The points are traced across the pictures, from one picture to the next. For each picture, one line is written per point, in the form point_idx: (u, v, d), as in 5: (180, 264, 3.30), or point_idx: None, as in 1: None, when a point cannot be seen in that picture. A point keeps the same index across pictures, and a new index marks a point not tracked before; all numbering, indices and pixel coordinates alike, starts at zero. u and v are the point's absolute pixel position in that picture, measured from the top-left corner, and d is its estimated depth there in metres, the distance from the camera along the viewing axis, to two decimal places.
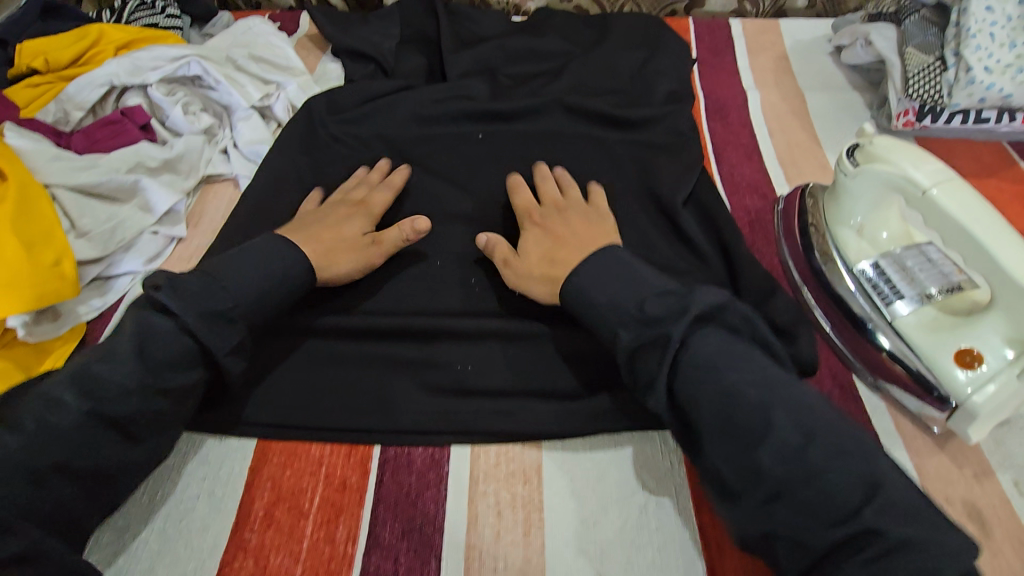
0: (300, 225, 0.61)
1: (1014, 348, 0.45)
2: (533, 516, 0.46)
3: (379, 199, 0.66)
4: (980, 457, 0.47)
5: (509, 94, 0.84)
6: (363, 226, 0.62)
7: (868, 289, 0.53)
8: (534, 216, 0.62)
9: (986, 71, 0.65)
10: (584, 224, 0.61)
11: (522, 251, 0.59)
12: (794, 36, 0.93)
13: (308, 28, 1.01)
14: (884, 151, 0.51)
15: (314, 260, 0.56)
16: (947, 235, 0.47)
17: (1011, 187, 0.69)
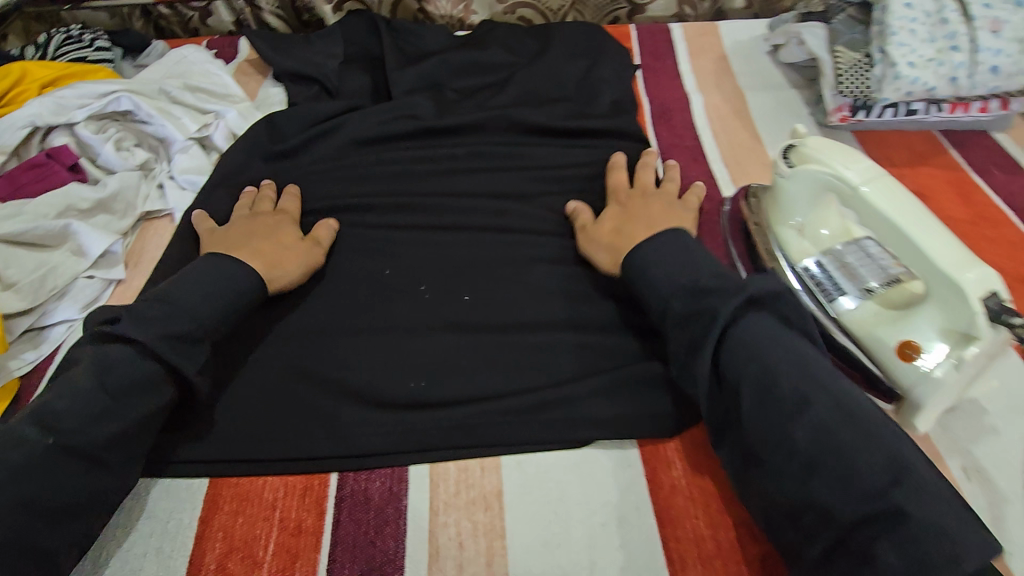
0: (229, 242, 0.59)
1: (949, 339, 0.44)
2: (495, 544, 0.45)
3: (290, 206, 0.68)
4: (930, 446, 0.48)
5: (455, 109, 0.84)
6: (295, 231, 0.62)
7: (812, 286, 0.54)
8: (622, 196, 0.65)
9: (909, 66, 0.67)
10: (663, 208, 0.61)
11: (590, 226, 0.62)
12: (732, 37, 0.95)
13: (248, 52, 0.99)
14: (815, 152, 0.52)
15: (262, 274, 0.56)
16: (880, 231, 0.48)
17: (943, 174, 0.72)
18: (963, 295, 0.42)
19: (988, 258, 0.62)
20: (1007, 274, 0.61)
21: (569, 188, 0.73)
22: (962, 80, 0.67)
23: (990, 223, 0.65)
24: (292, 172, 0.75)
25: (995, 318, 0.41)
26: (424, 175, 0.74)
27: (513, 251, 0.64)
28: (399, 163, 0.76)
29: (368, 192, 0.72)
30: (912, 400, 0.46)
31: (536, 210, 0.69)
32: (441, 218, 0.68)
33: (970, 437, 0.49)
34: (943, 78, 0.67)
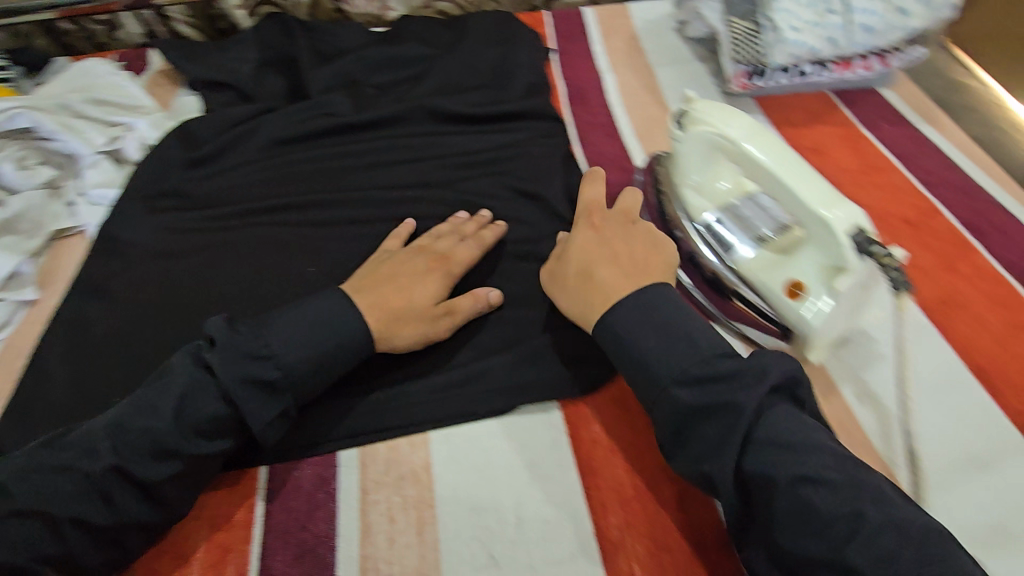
0: (367, 284, 0.52)
1: (826, 274, 0.49)
2: (425, 514, 0.46)
3: (464, 253, 0.57)
4: (826, 376, 0.52)
5: (374, 104, 0.84)
6: (440, 290, 0.54)
7: (711, 241, 0.57)
8: (596, 220, 0.56)
9: (793, 30, 0.72)
10: (643, 245, 0.54)
11: (562, 261, 0.53)
12: (642, 16, 0.99)
13: (160, 63, 0.96)
14: (702, 114, 0.55)
15: (375, 331, 0.50)
16: (761, 181, 0.51)
17: (835, 130, 0.76)
18: (833, 232, 0.46)
19: (875, 203, 0.67)
20: (893, 215, 0.65)
21: (489, 172, 0.74)
22: (840, 40, 0.72)
23: (876, 171, 0.71)
24: (209, 179, 0.75)
25: (862, 249, 0.46)
26: (346, 170, 0.76)
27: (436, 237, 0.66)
28: (320, 163, 0.76)
29: (288, 194, 0.73)
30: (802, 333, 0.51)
31: (457, 199, 0.71)
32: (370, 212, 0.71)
33: (860, 364, 0.52)
34: (823, 39, 0.72)
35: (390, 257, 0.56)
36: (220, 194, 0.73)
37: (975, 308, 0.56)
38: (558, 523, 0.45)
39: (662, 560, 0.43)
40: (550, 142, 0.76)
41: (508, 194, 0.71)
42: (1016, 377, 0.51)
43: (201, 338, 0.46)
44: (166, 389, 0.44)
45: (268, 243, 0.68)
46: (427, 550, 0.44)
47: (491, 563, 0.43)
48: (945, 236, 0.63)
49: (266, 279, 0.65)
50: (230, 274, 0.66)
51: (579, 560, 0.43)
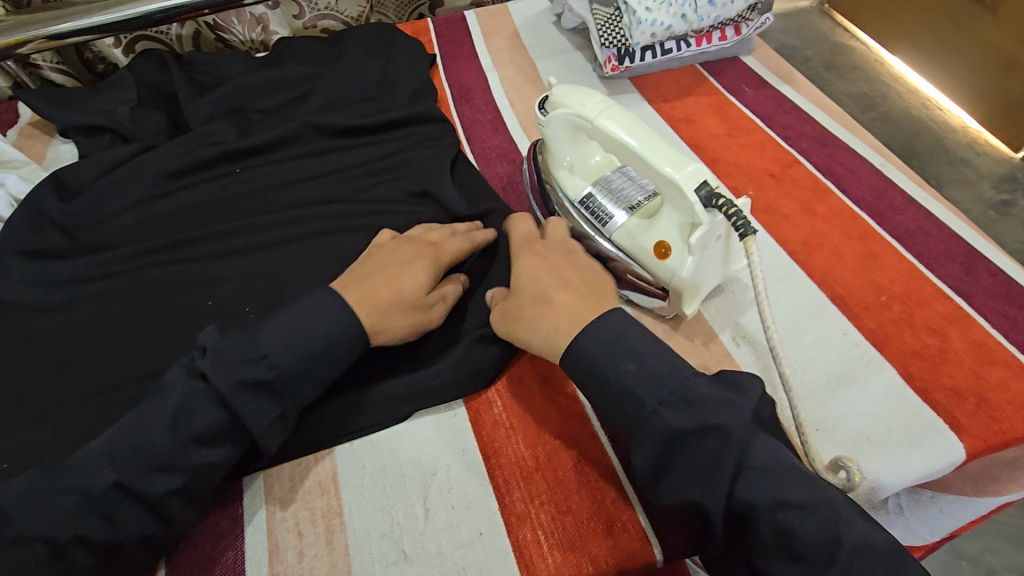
0: (356, 279, 0.51)
1: (686, 232, 0.52)
2: (333, 523, 0.46)
3: (453, 246, 0.56)
4: (706, 326, 0.57)
5: (258, 128, 0.83)
6: (431, 280, 0.53)
7: (588, 217, 0.59)
8: (537, 246, 0.53)
9: (647, 11, 0.76)
10: (586, 271, 0.51)
11: (516, 291, 0.50)
12: (522, 13, 1.01)
13: (30, 114, 0.92)
14: (561, 96, 0.58)
15: (366, 324, 0.48)
16: (620, 153, 0.54)
17: (705, 100, 0.81)
18: (682, 191, 0.49)
19: (744, 160, 0.71)
20: (759, 169, 0.70)
21: (381, 181, 0.75)
22: (691, 15, 0.77)
23: (743, 133, 0.75)
24: (90, 228, 0.72)
25: (708, 204, 0.49)
26: (231, 198, 0.74)
27: (332, 255, 0.67)
28: (206, 196, 0.75)
29: (173, 231, 0.71)
30: (676, 292, 0.54)
31: (351, 210, 0.71)
32: (262, 237, 0.69)
33: (737, 311, 0.58)
34: (675, 16, 0.77)
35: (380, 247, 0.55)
36: (104, 240, 0.71)
37: (833, 244, 0.62)
38: (465, 508, 0.46)
39: (565, 523, 0.45)
40: (438, 142, 0.77)
41: (401, 200, 0.71)
42: (866, 300, 0.57)
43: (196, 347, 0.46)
44: (164, 403, 0.43)
45: (152, 282, 0.65)
46: (337, 558, 0.44)
47: (402, 558, 0.44)
48: (805, 182, 0.68)
49: (152, 317, 0.62)
50: (113, 318, 0.63)
51: (487, 538, 0.44)
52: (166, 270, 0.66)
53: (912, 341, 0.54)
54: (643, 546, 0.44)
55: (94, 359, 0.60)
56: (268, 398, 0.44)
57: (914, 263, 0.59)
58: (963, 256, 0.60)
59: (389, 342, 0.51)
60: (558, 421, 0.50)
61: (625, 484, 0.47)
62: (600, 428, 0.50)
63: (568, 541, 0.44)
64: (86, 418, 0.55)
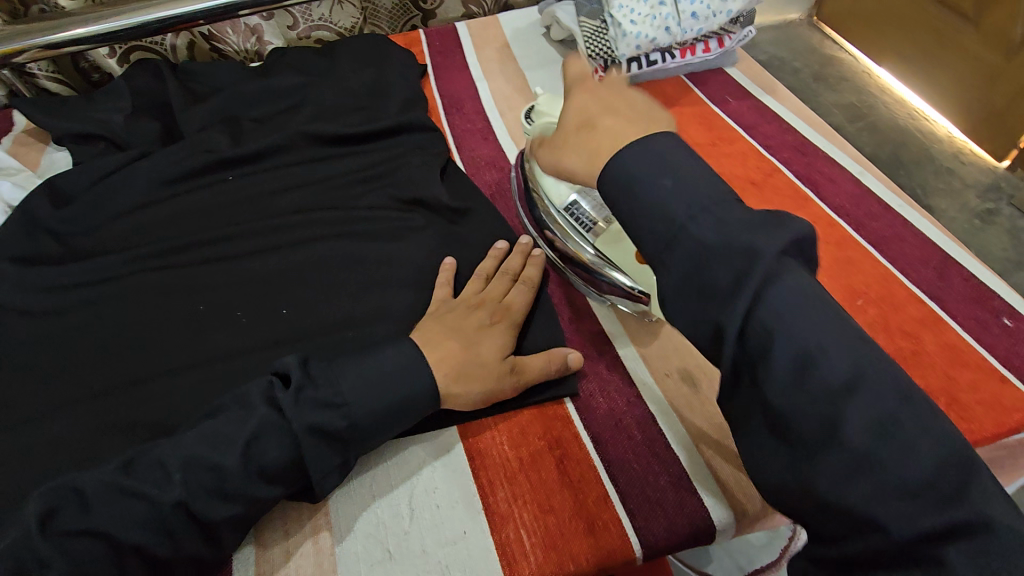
0: (433, 338, 0.50)
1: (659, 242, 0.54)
2: (320, 522, 0.47)
3: (520, 301, 0.56)
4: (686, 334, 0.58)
5: (252, 136, 0.85)
6: (508, 342, 0.52)
7: (572, 224, 0.61)
8: (590, 82, 0.53)
9: (632, 24, 0.77)
10: (643, 112, 0.49)
11: (562, 131, 0.52)
12: (511, 25, 1.03)
13: (25, 122, 0.93)
14: (547, 107, 0.60)
15: (439, 386, 0.48)
16: None
17: (690, 110, 0.83)
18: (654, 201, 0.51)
19: (727, 168, 0.73)
20: (741, 177, 0.72)
21: (372, 188, 0.76)
22: (674, 28, 0.78)
23: (726, 142, 0.78)
24: (83, 235, 0.73)
25: None
26: (223, 206, 0.75)
27: (323, 260, 0.68)
28: (197, 204, 0.75)
29: (164, 238, 0.72)
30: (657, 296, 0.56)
31: (342, 217, 0.72)
32: (255, 243, 0.70)
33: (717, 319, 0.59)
34: (659, 28, 0.78)
35: (456, 305, 0.55)
36: (97, 246, 0.72)
37: (811, 250, 0.63)
38: (449, 508, 0.47)
39: (547, 521, 0.46)
40: (428, 150, 0.79)
41: (392, 206, 0.72)
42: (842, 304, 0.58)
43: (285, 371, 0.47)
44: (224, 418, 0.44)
45: (143, 288, 0.66)
46: (323, 557, 0.45)
47: (387, 557, 0.45)
48: (785, 190, 0.70)
49: (143, 323, 0.63)
50: (106, 324, 0.63)
51: (471, 537, 0.45)
52: (158, 275, 0.67)
53: (887, 345, 0.55)
54: (623, 543, 0.45)
55: (85, 365, 0.60)
56: (335, 445, 0.45)
57: (889, 268, 0.61)
58: (936, 261, 0.62)
59: (462, 406, 0.50)
60: (542, 422, 0.51)
61: (607, 483, 0.48)
62: (584, 429, 0.51)
63: (550, 539, 0.45)
64: (75, 424, 0.56)
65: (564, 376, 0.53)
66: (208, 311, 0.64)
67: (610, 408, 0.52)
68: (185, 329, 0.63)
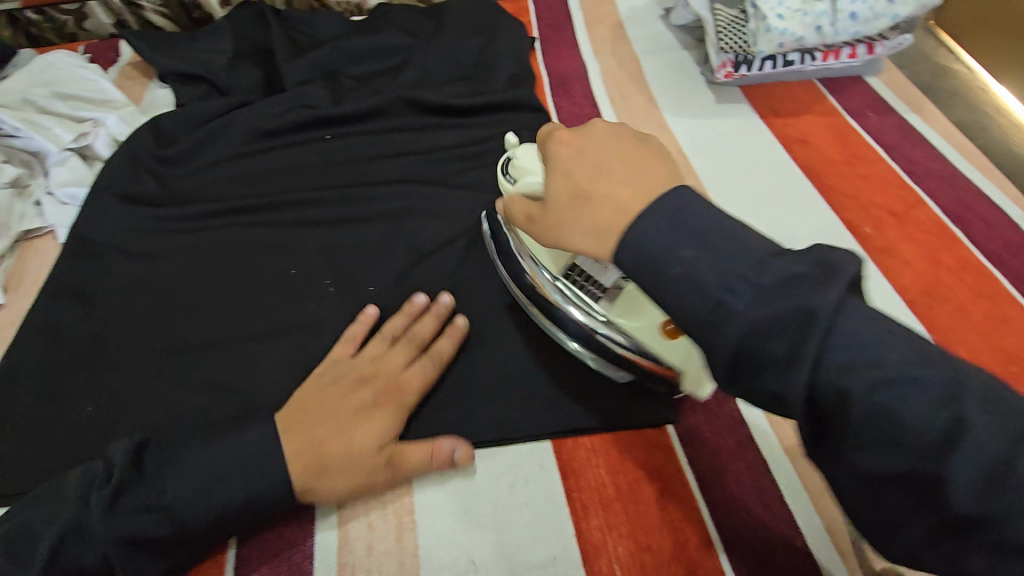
0: (300, 419, 0.45)
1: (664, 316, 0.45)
2: (405, 520, 0.45)
3: (415, 378, 0.49)
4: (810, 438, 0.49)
5: (351, 96, 0.82)
6: (385, 432, 0.45)
7: (571, 298, 0.49)
8: (564, 132, 0.43)
9: (778, 18, 0.69)
10: (636, 168, 0.40)
11: (551, 201, 0.42)
12: (627, 3, 0.96)
13: (130, 54, 0.93)
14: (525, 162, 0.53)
15: (296, 483, 0.43)
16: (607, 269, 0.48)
17: (823, 120, 0.76)
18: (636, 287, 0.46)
19: (862, 194, 0.66)
20: (879, 206, 0.65)
21: (473, 167, 0.72)
22: (827, 28, 0.70)
23: (863, 162, 0.70)
24: (182, 178, 0.72)
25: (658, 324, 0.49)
26: (320, 166, 0.73)
27: (417, 238, 0.65)
28: (294, 161, 0.74)
29: (259, 193, 0.71)
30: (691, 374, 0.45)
31: (437, 196, 0.69)
32: (348, 211, 0.68)
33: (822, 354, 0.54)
34: (809, 27, 0.70)
35: (341, 375, 0.49)
36: (196, 192, 0.71)
37: (957, 300, 0.57)
38: (538, 527, 0.44)
39: (643, 559, 0.43)
40: (535, 133, 0.74)
41: (493, 191, 0.69)
42: (993, 368, 0.53)
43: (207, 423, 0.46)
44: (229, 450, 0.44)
45: (237, 242, 0.65)
46: (406, 557, 0.44)
47: (471, 569, 0.43)
48: (929, 226, 0.63)
49: (237, 280, 0.63)
50: (200, 275, 0.63)
51: (560, 563, 0.43)
52: (253, 231, 0.66)
53: None
54: None
55: (181, 315, 0.60)
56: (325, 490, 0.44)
57: None
58: None
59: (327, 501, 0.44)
60: (642, 449, 0.48)
61: (711, 528, 0.44)
62: (687, 465, 0.47)
63: None
64: (167, 374, 0.56)
65: (669, 404, 0.50)
66: (300, 277, 0.63)
67: (718, 444, 0.48)
68: (275, 292, 0.61)
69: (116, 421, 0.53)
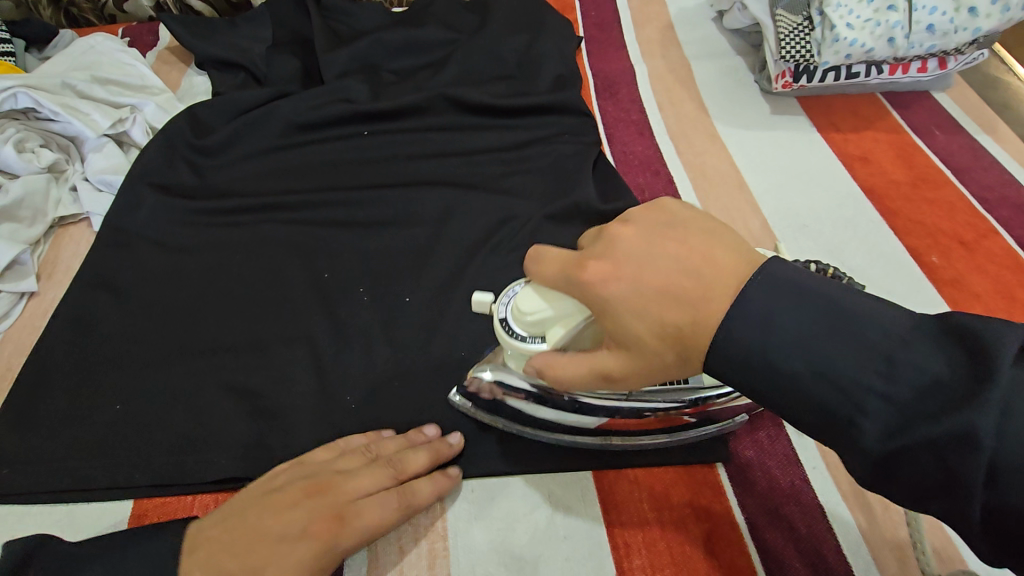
0: (210, 541, 0.40)
1: None
2: (437, 546, 0.44)
3: (371, 513, 0.42)
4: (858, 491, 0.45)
5: (390, 91, 0.80)
6: (301, 574, 0.38)
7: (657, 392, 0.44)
8: (596, 266, 0.36)
9: (848, 28, 0.65)
10: (694, 255, 0.34)
11: (636, 347, 0.35)
12: (678, 4, 0.92)
13: (168, 39, 0.92)
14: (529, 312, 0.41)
15: None
16: None
17: (886, 137, 0.71)
18: None
19: (929, 220, 0.62)
20: (947, 234, 0.61)
21: (514, 173, 0.70)
22: (900, 40, 0.65)
23: (930, 185, 0.66)
24: (217, 170, 0.71)
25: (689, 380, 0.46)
26: (356, 164, 0.71)
27: (454, 245, 0.63)
28: (330, 157, 0.72)
29: (294, 188, 0.69)
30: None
31: (478, 201, 0.66)
32: (384, 213, 0.66)
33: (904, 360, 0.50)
34: (880, 38, 0.65)
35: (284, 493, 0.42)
36: (230, 184, 0.69)
37: None
38: (576, 565, 0.42)
39: None
40: (580, 139, 0.71)
41: (535, 199, 0.67)
42: None
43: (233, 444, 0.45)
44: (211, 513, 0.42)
45: (271, 240, 0.64)
46: None
47: None
48: (1003, 259, 0.59)
49: (270, 278, 0.61)
50: (233, 272, 0.62)
51: None
52: (288, 230, 0.65)
53: None
54: None
55: (212, 312, 0.59)
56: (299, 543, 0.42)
57: None
58: None
59: None
60: (689, 486, 0.46)
61: None
62: (738, 507, 0.44)
63: None
64: (197, 375, 0.54)
65: (718, 441, 0.47)
66: (334, 280, 0.61)
67: (772, 484, 0.46)
68: (308, 295, 0.60)
69: (145, 421, 0.52)
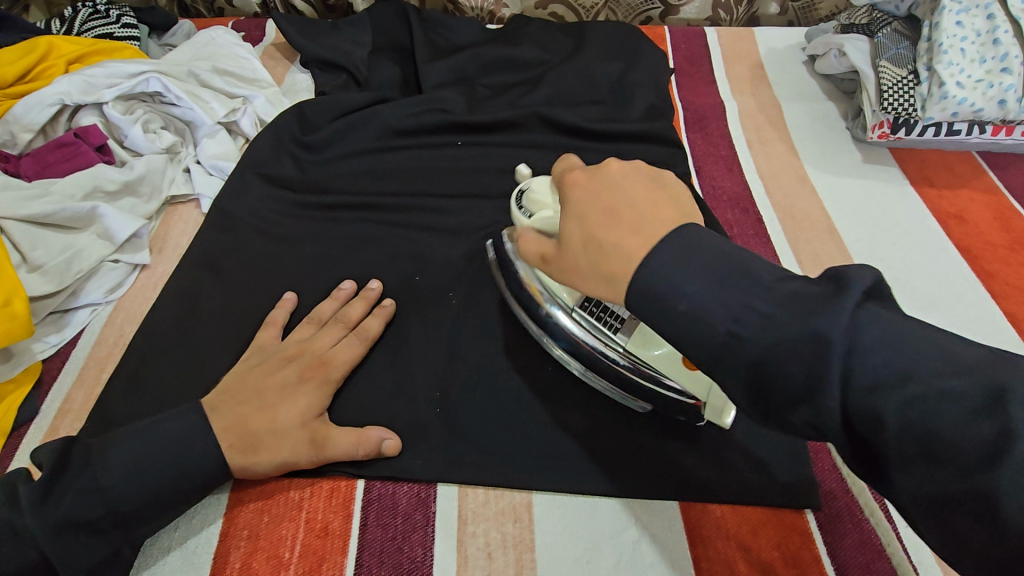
0: (226, 400, 0.48)
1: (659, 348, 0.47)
2: (524, 557, 0.45)
3: (347, 361, 0.52)
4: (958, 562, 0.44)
5: (484, 105, 0.83)
6: (312, 406, 0.49)
7: (589, 327, 0.49)
8: (577, 172, 0.41)
9: (957, 86, 0.66)
10: (639, 203, 0.37)
11: (562, 242, 0.39)
12: (769, 44, 0.93)
13: (273, 35, 0.96)
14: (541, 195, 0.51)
15: (224, 455, 0.46)
16: (639, 339, 0.48)
17: (982, 197, 0.71)
18: (646, 333, 0.47)
19: None
20: None
21: None
22: (1011, 103, 0.66)
23: None
24: (319, 165, 0.74)
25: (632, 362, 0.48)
26: (450, 171, 0.73)
27: None
28: (425, 163, 0.74)
29: (387, 190, 0.71)
30: (713, 404, 0.45)
31: None
32: (477, 222, 0.68)
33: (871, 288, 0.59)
34: (991, 100, 0.67)
35: (280, 363, 0.51)
36: (329, 180, 0.72)
37: None
38: None
39: None
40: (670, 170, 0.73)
41: None
42: None
43: (336, 434, 0.48)
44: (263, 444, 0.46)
45: (368, 239, 0.66)
46: None
47: None
48: None
49: (365, 276, 0.63)
50: (330, 265, 0.64)
51: None
52: (384, 229, 0.67)
53: None
54: None
55: (310, 302, 0.61)
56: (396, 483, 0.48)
57: None
58: None
59: (252, 475, 0.47)
60: (779, 530, 0.46)
61: None
62: (828, 558, 0.44)
63: None
64: None
65: (808, 487, 0.47)
66: (426, 280, 0.62)
67: (862, 538, 0.45)
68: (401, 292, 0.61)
69: None
